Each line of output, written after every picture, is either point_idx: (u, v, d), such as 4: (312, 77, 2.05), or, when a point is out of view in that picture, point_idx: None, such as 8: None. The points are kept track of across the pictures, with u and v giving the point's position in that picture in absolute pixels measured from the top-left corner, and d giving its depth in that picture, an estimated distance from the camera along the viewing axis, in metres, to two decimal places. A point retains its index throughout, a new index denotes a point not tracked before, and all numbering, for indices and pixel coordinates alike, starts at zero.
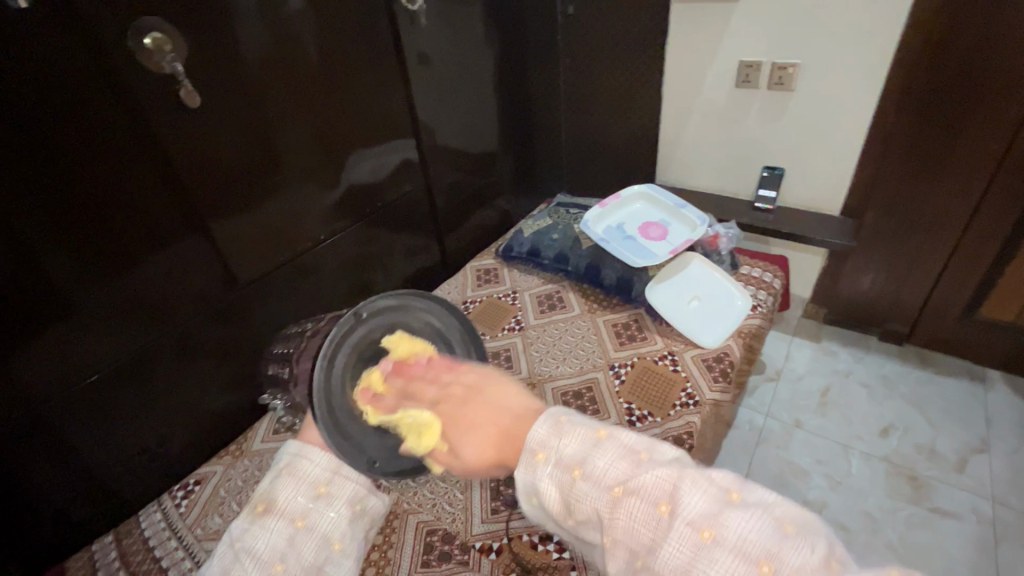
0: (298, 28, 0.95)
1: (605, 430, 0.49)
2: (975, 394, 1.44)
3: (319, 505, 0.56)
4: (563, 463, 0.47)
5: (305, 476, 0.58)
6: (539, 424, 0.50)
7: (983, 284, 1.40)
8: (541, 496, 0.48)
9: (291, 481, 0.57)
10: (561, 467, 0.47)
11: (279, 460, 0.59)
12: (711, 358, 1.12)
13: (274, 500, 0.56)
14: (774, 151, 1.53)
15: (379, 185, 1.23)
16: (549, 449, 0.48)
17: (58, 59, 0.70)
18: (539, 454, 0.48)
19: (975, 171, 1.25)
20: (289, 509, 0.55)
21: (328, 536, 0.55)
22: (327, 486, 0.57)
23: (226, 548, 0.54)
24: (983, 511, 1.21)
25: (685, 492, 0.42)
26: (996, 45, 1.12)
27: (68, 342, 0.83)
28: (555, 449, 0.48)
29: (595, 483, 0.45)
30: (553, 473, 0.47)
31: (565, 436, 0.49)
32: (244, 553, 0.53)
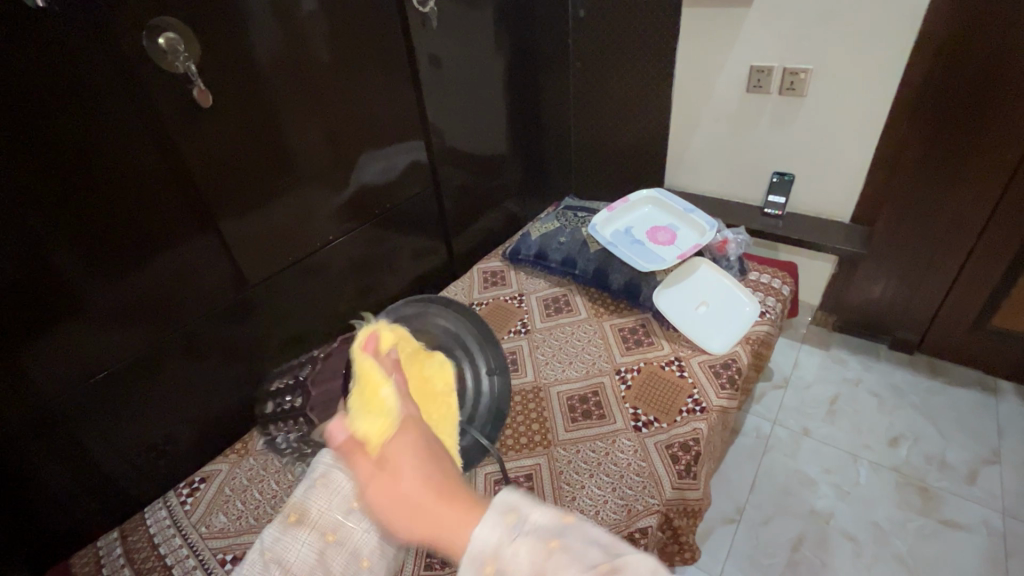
0: (311, 30, 0.96)
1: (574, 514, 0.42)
2: (986, 405, 1.42)
3: (348, 520, 0.60)
4: (537, 535, 0.40)
5: (336, 490, 0.62)
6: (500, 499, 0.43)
7: (996, 293, 1.38)
8: (504, 563, 0.39)
9: (323, 494, 0.62)
10: (533, 538, 0.40)
11: (314, 472, 0.64)
12: (718, 364, 1.11)
13: (306, 513, 0.61)
14: (785, 157, 1.52)
15: (389, 186, 1.24)
16: (518, 521, 0.41)
17: (71, 58, 0.71)
18: (511, 516, 0.41)
19: (989, 179, 1.24)
20: (320, 522, 0.61)
21: (357, 553, 0.59)
22: (356, 503, 0.60)
23: (259, 554, 0.61)
24: (994, 524, 1.19)
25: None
26: (1011, 53, 1.10)
27: (78, 338, 0.83)
28: (527, 518, 0.41)
29: (574, 561, 0.38)
30: (523, 542, 0.40)
31: (538, 508, 0.42)
32: (274, 563, 0.59)
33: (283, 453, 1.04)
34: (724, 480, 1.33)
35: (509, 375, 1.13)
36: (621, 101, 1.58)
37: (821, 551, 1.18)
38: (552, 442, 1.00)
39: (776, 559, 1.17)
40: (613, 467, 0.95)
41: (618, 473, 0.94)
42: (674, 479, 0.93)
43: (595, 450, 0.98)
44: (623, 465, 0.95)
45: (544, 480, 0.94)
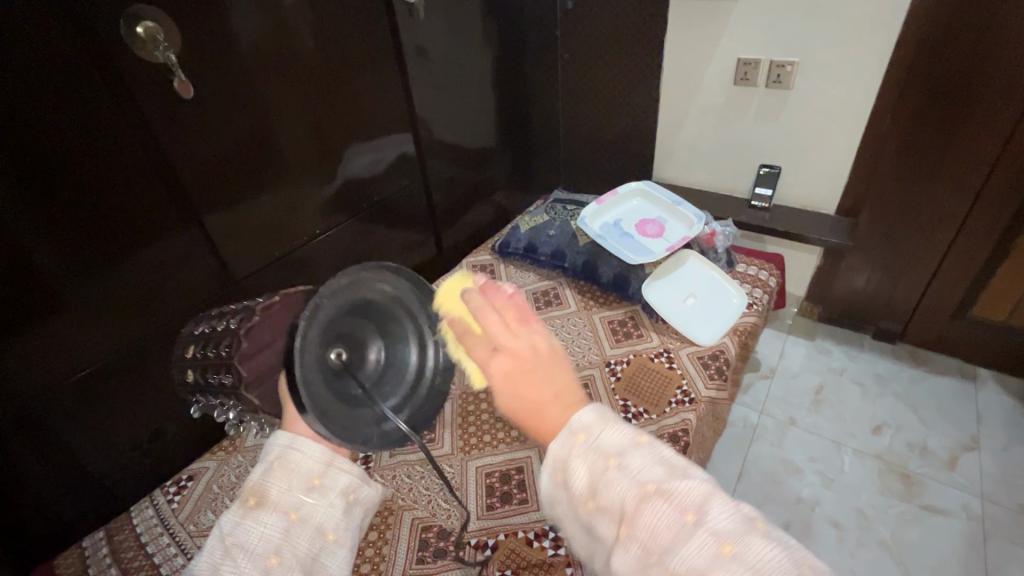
0: (296, 20, 0.94)
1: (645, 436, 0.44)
2: (965, 393, 1.45)
3: (312, 497, 0.55)
4: (605, 450, 0.42)
5: (297, 469, 0.56)
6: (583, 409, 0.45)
7: (976, 283, 1.41)
8: (571, 474, 0.42)
9: (284, 474, 0.55)
10: (597, 452, 0.42)
11: (269, 453, 0.56)
12: (707, 355, 1.12)
13: (267, 494, 0.54)
14: (772, 149, 1.53)
15: (376, 179, 1.22)
16: (589, 433, 0.43)
17: (46, 49, 0.69)
18: (580, 434, 0.43)
19: (971, 171, 1.26)
20: (281, 502, 0.54)
21: (323, 528, 0.55)
22: (322, 479, 0.56)
23: (216, 543, 0.53)
24: (973, 508, 1.22)
25: (709, 504, 0.40)
26: (994, 46, 1.12)
27: (60, 336, 0.82)
28: (597, 435, 0.43)
29: (630, 476, 0.41)
30: (590, 457, 0.42)
31: (612, 427, 0.44)
32: (236, 548, 0.52)
33: None
34: (712, 469, 1.35)
35: None
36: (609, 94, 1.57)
37: (807, 538, 1.20)
38: None
39: None
40: None
41: None
42: None
43: None
44: None
45: (534, 473, 0.94)
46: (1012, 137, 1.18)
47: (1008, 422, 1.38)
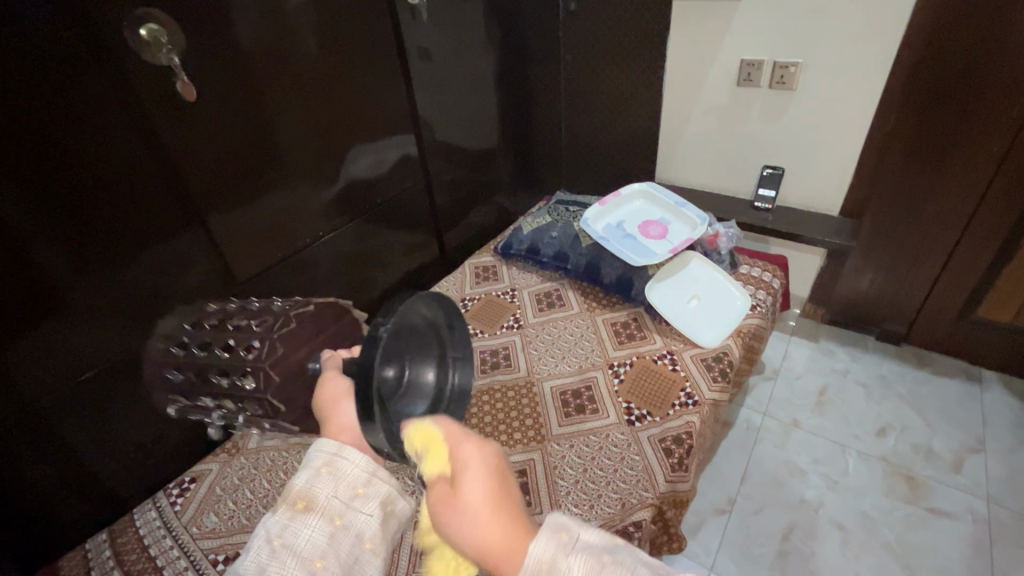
0: (299, 22, 0.94)
1: (623, 540, 0.43)
2: (970, 395, 1.45)
3: (355, 505, 0.55)
4: (591, 549, 0.40)
5: (343, 477, 0.55)
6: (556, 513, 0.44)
7: (980, 285, 1.40)
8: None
9: (331, 480, 0.55)
10: (586, 547, 0.40)
11: (316, 459, 0.56)
12: (710, 357, 1.12)
13: (315, 498, 0.54)
14: (775, 150, 1.53)
15: (378, 181, 1.22)
16: (572, 532, 0.41)
17: (48, 48, 0.69)
18: (564, 533, 0.41)
19: (976, 171, 1.25)
20: (327, 508, 0.54)
21: (363, 536, 0.54)
22: (366, 487, 0.56)
23: (261, 544, 0.52)
24: (978, 511, 1.21)
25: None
26: (999, 46, 1.12)
27: (64, 339, 0.82)
28: (579, 537, 0.41)
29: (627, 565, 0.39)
30: (581, 556, 0.39)
31: (572, 558, 0.39)
32: (283, 550, 0.52)
33: (275, 451, 1.03)
34: (715, 471, 1.34)
35: (503, 370, 1.13)
36: (611, 96, 1.57)
37: (811, 540, 1.20)
38: (547, 437, 1.00)
39: (766, 550, 1.19)
40: (606, 461, 0.95)
41: (612, 467, 0.94)
42: (668, 472, 0.93)
43: (588, 445, 0.98)
44: (616, 459, 0.95)
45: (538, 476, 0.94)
46: (1017, 138, 1.18)
47: (1014, 424, 1.37)
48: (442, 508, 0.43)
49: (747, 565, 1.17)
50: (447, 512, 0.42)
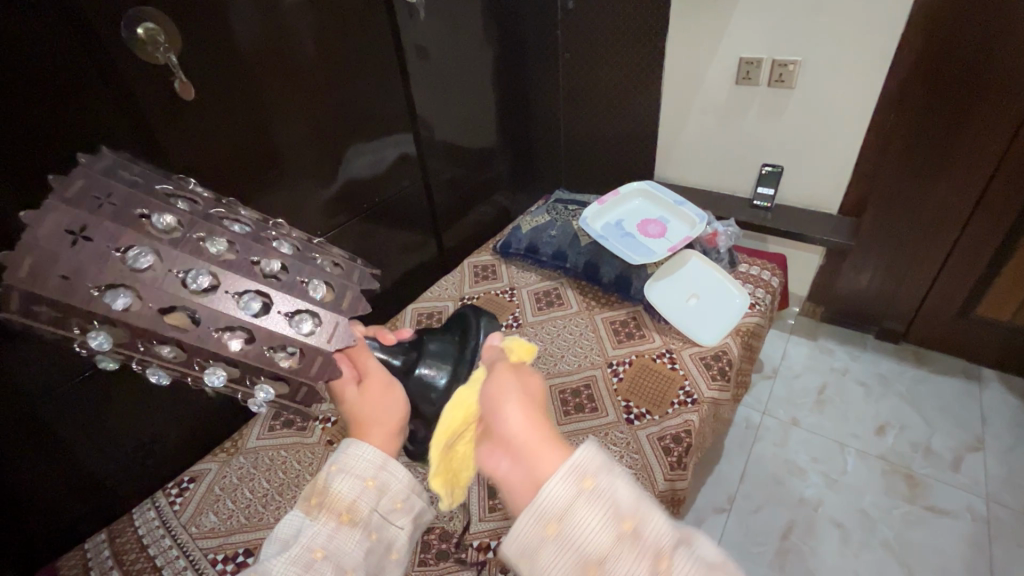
0: (296, 21, 0.94)
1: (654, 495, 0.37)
2: (969, 393, 1.45)
3: (391, 519, 0.51)
4: (617, 506, 0.34)
5: (386, 490, 0.51)
6: (590, 445, 0.37)
7: (979, 283, 1.40)
8: (569, 527, 0.34)
9: (375, 492, 0.50)
10: (611, 505, 0.34)
11: (362, 467, 0.51)
12: (709, 356, 1.12)
13: (358, 512, 0.49)
14: (774, 148, 1.52)
15: (377, 179, 1.22)
16: (602, 479, 0.35)
17: (47, 50, 0.69)
18: (590, 480, 0.35)
19: (975, 169, 1.25)
20: (366, 520, 0.49)
21: (392, 549, 0.51)
22: (406, 502, 0.51)
23: (300, 550, 0.47)
24: (977, 509, 1.22)
25: (694, 557, 0.34)
26: (998, 44, 1.12)
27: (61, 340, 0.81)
28: (609, 484, 0.35)
29: (648, 551, 0.33)
30: (601, 513, 0.34)
31: (623, 476, 0.36)
32: (322, 562, 0.47)
33: (274, 450, 1.03)
34: (714, 470, 1.34)
35: None
36: (610, 94, 1.57)
37: (810, 539, 1.20)
38: None
39: (765, 548, 1.19)
40: None
41: None
42: (667, 471, 0.94)
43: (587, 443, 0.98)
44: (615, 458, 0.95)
45: None
46: (1017, 135, 1.18)
47: (1012, 422, 1.37)
48: (497, 398, 0.44)
49: (746, 564, 1.17)
50: (503, 400, 0.43)
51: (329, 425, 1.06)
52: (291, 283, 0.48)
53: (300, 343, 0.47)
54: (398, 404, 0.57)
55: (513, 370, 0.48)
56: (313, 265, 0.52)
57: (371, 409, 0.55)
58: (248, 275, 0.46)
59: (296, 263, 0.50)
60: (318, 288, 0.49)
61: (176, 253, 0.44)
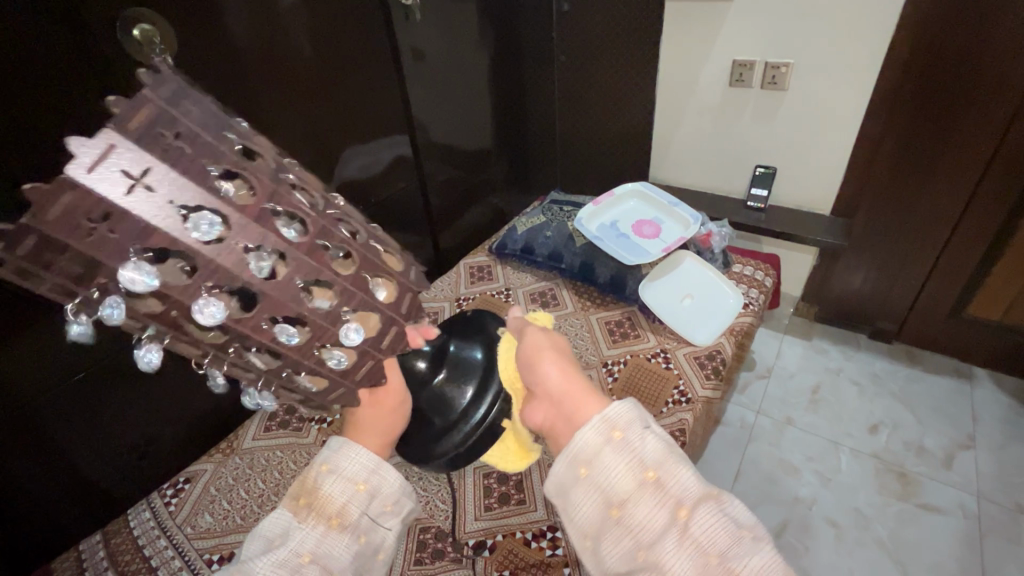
0: (293, 25, 0.95)
1: (676, 450, 0.44)
2: (961, 392, 1.46)
3: (379, 521, 0.51)
4: (640, 453, 0.43)
5: (377, 493, 0.51)
6: (622, 404, 0.45)
7: (970, 283, 1.41)
8: (598, 468, 0.43)
9: (365, 496, 0.51)
10: (635, 453, 0.43)
11: (354, 470, 0.51)
12: (703, 355, 1.13)
13: (348, 516, 0.49)
14: (767, 149, 1.54)
15: (373, 181, 1.22)
16: (629, 433, 0.44)
17: (45, 54, 0.69)
18: (617, 432, 0.43)
19: (965, 170, 1.27)
20: (355, 523, 0.50)
21: (378, 551, 0.51)
22: (395, 505, 0.52)
23: (288, 554, 0.47)
24: (969, 506, 1.23)
25: (707, 508, 0.41)
26: (986, 48, 1.13)
27: (56, 341, 0.80)
28: (636, 436, 0.44)
29: (662, 497, 0.41)
30: (625, 460, 0.42)
31: (650, 434, 0.44)
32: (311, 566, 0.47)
33: (270, 451, 1.02)
34: (709, 469, 1.35)
35: None
36: (605, 97, 1.58)
37: (804, 538, 1.21)
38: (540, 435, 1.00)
39: None
40: None
41: None
42: None
43: None
44: None
45: (532, 473, 0.94)
46: (1006, 137, 1.19)
47: (1003, 421, 1.39)
48: (537, 358, 0.54)
49: None
50: (541, 359, 0.53)
51: (324, 426, 1.06)
52: (332, 313, 0.45)
53: (327, 376, 0.49)
54: (400, 418, 0.59)
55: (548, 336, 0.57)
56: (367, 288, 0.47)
57: (378, 416, 0.57)
58: (291, 301, 0.41)
59: (348, 287, 0.44)
60: (351, 333, 0.46)
61: (220, 271, 0.37)
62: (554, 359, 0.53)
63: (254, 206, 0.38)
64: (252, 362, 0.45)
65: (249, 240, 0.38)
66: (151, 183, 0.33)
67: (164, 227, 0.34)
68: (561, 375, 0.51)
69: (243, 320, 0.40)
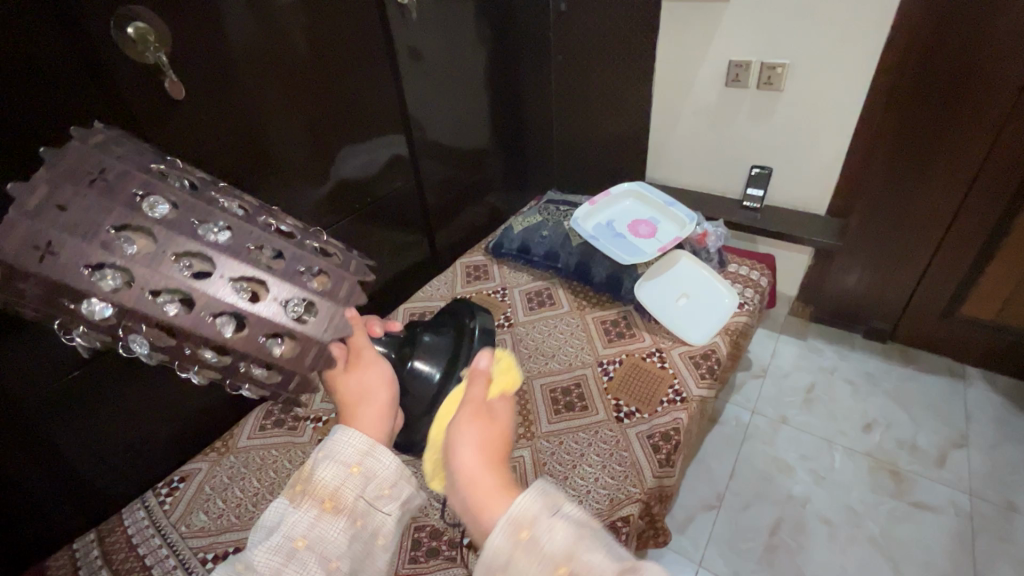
0: (290, 24, 0.95)
1: (590, 530, 0.41)
2: (954, 391, 1.47)
3: (378, 505, 0.51)
4: (549, 549, 0.40)
5: (371, 476, 0.51)
6: (526, 495, 0.43)
7: (964, 283, 1.42)
8: None
9: (360, 479, 0.51)
10: (543, 552, 0.40)
11: (347, 454, 0.51)
12: (698, 354, 1.13)
13: (341, 498, 0.49)
14: (763, 150, 1.54)
15: (370, 180, 1.22)
16: (534, 528, 0.41)
17: (36, 52, 0.69)
18: (523, 531, 0.41)
19: (959, 170, 1.28)
20: (350, 506, 0.50)
21: (378, 534, 0.51)
22: (393, 489, 0.52)
23: (281, 540, 0.48)
24: (961, 504, 1.24)
25: None
26: (978, 49, 1.14)
27: (49, 339, 0.80)
28: (543, 531, 0.41)
29: None
30: (533, 563, 0.40)
31: (557, 521, 0.41)
32: (303, 551, 0.47)
33: (265, 450, 1.02)
34: (704, 468, 1.35)
35: None
36: (602, 96, 1.58)
37: (798, 535, 1.21)
38: (536, 434, 1.00)
39: (753, 544, 1.21)
40: (596, 456, 0.96)
41: (601, 463, 0.95)
42: (656, 467, 0.95)
43: (578, 441, 0.99)
44: (606, 455, 0.96)
45: (527, 473, 0.94)
46: (999, 137, 1.20)
47: (996, 420, 1.40)
48: (456, 435, 0.50)
49: (735, 561, 1.18)
50: (455, 449, 0.49)
51: (320, 425, 1.06)
52: (269, 299, 0.44)
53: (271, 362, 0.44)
54: (384, 391, 0.58)
55: (474, 415, 0.52)
56: (301, 275, 0.46)
57: (363, 389, 0.56)
58: (219, 293, 0.42)
59: (272, 275, 0.45)
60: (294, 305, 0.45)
61: (143, 263, 0.41)
62: (473, 436, 0.50)
63: (176, 218, 0.43)
64: (205, 360, 0.43)
65: (172, 245, 0.42)
66: (66, 203, 0.41)
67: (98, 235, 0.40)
68: (473, 459, 0.47)
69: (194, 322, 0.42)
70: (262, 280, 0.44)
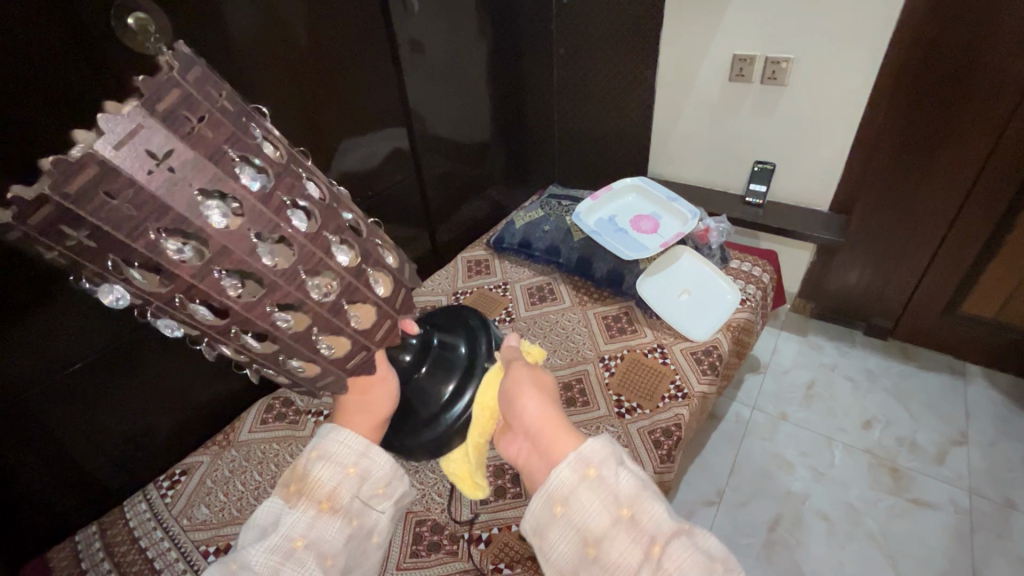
0: (290, 15, 0.94)
1: (650, 485, 0.45)
2: (954, 388, 1.47)
3: (372, 503, 0.51)
4: (614, 489, 0.43)
5: (366, 475, 0.51)
6: (597, 438, 0.45)
7: (965, 280, 1.42)
8: (572, 505, 0.43)
9: (356, 478, 0.51)
10: (609, 491, 0.43)
11: (343, 453, 0.51)
12: (699, 350, 1.13)
13: (339, 499, 0.49)
14: (766, 146, 1.53)
15: (371, 174, 1.22)
16: (603, 469, 0.44)
17: (33, 43, 0.68)
18: (593, 469, 0.44)
19: (963, 168, 1.27)
20: (346, 505, 0.50)
21: (371, 532, 0.51)
22: (387, 487, 0.52)
23: (279, 540, 0.47)
24: (960, 502, 1.24)
25: (681, 543, 0.41)
26: (985, 45, 1.13)
27: (47, 333, 0.80)
28: (610, 472, 0.44)
29: (638, 533, 0.42)
30: (598, 497, 0.43)
31: (623, 469, 0.44)
32: (301, 551, 0.47)
33: (266, 444, 1.02)
34: (704, 463, 1.36)
35: None
36: (604, 90, 1.57)
37: (796, 531, 1.22)
38: None
39: (752, 540, 1.21)
40: None
41: None
42: (657, 463, 0.95)
43: None
44: None
45: None
46: (1004, 135, 1.20)
47: (995, 417, 1.40)
48: (516, 392, 0.53)
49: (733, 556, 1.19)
50: (522, 393, 0.52)
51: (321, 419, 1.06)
52: (335, 306, 0.45)
53: (318, 362, 0.48)
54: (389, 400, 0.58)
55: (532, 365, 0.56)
56: (365, 281, 0.48)
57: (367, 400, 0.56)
58: (298, 290, 0.42)
59: (350, 279, 0.46)
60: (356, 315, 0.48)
61: (231, 257, 0.37)
62: (532, 391, 0.53)
63: (268, 193, 0.39)
64: (246, 344, 0.43)
65: (267, 225, 0.39)
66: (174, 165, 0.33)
67: (178, 210, 0.34)
68: (539, 408, 0.51)
69: (248, 307, 0.40)
70: (333, 272, 0.44)
